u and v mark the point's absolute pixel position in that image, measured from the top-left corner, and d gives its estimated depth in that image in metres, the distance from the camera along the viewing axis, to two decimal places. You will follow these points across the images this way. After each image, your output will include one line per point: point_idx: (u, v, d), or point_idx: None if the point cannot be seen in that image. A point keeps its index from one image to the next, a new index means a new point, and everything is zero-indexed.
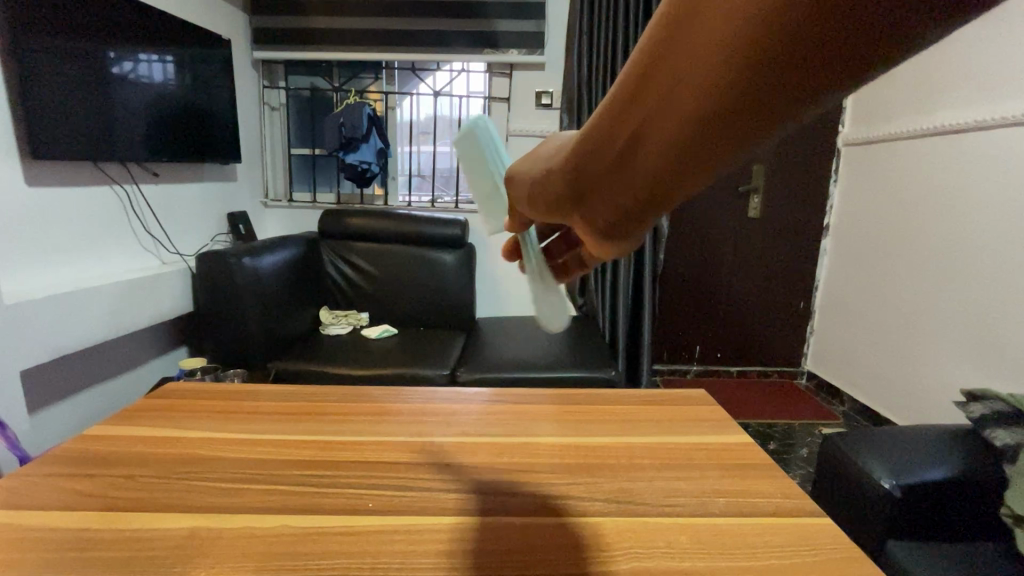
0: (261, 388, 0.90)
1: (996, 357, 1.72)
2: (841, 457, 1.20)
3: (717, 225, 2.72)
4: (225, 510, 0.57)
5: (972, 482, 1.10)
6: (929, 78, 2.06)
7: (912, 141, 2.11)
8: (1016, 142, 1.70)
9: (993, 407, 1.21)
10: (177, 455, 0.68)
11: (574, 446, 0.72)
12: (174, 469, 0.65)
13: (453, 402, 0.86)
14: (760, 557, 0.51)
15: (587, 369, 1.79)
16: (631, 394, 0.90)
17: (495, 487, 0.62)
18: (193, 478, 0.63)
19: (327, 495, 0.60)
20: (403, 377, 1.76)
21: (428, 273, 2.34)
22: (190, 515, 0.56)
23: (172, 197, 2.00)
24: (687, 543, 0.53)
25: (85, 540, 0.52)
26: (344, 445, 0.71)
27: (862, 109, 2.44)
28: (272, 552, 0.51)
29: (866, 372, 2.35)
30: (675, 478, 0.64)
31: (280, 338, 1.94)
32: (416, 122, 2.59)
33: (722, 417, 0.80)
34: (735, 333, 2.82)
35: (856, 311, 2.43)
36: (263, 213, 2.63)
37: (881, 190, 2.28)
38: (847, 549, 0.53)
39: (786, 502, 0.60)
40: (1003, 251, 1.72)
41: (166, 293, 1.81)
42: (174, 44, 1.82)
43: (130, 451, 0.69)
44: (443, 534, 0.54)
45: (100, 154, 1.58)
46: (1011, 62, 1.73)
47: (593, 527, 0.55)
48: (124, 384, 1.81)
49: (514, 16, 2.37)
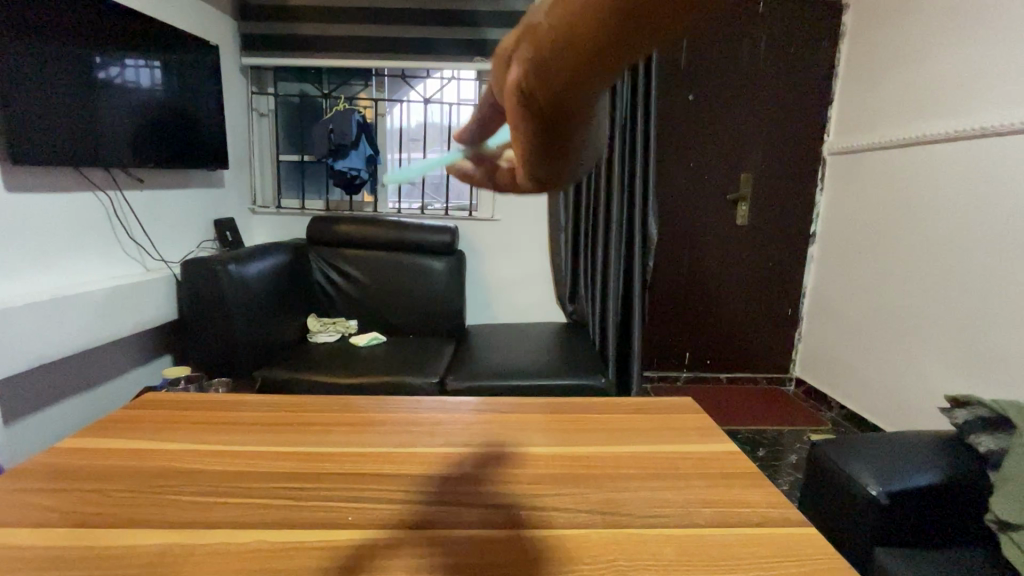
0: (243, 399, 0.88)
1: (979, 363, 1.76)
2: (828, 463, 1.20)
3: (706, 232, 2.72)
4: (198, 525, 0.56)
5: (957, 488, 1.11)
6: (910, 89, 2.11)
7: (895, 151, 2.16)
8: (994, 152, 1.75)
9: (977, 413, 1.22)
10: (151, 467, 0.66)
11: (560, 456, 0.71)
12: (147, 483, 0.63)
13: (439, 411, 0.85)
14: (744, 569, 0.50)
15: (576, 377, 1.78)
16: (619, 402, 0.90)
17: (477, 500, 0.61)
18: (169, 492, 0.61)
19: (304, 508, 0.59)
20: (393, 388, 1.74)
21: (418, 280, 2.32)
22: (162, 531, 0.55)
23: (157, 205, 1.97)
24: (671, 555, 0.52)
25: (51, 559, 0.50)
26: (325, 456, 0.70)
27: (848, 118, 2.48)
28: (247, 569, 0.50)
29: (853, 377, 2.37)
30: (660, 488, 0.64)
31: (267, 346, 1.92)
32: (406, 129, 2.60)
33: (710, 425, 0.80)
34: (725, 339, 2.82)
35: (843, 319, 2.45)
36: (250, 220, 2.60)
37: (866, 199, 2.32)
38: (839, 561, 0.52)
39: (770, 512, 0.60)
40: (983, 259, 1.76)
41: (149, 300, 1.78)
42: (162, 49, 1.81)
43: (100, 464, 0.67)
44: (423, 548, 0.53)
45: (82, 160, 1.55)
46: (988, 74, 1.79)
47: (576, 539, 0.54)
48: (105, 394, 1.78)
49: (504, 25, 2.38)
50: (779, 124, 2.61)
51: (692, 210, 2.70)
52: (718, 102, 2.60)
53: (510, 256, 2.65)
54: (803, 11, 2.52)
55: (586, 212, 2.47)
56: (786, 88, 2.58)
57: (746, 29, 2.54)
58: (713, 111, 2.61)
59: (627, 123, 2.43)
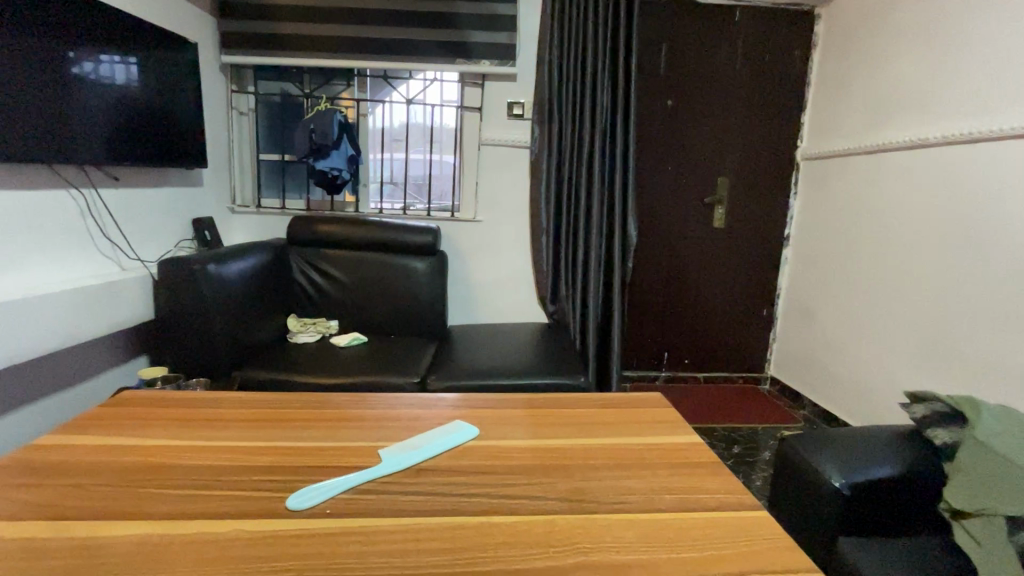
0: (235, 400, 0.95)
1: (936, 361, 1.86)
2: (795, 458, 1.25)
3: (684, 235, 2.78)
4: (205, 517, 0.62)
5: (915, 481, 1.17)
6: (877, 98, 2.19)
7: (864, 158, 2.25)
8: (953, 161, 1.83)
9: (934, 408, 1.27)
10: (153, 463, 0.72)
11: (538, 449, 0.80)
12: (154, 480, 0.69)
13: (426, 410, 0.92)
14: (695, 548, 0.59)
15: (556, 377, 1.81)
16: (593, 400, 1.00)
17: (457, 489, 0.69)
18: (170, 487, 0.67)
19: (297, 497, 0.66)
20: (374, 385, 1.75)
21: (400, 281, 2.33)
22: (168, 522, 0.61)
23: (133, 202, 1.94)
24: (631, 537, 0.61)
25: (70, 548, 0.56)
26: (313, 451, 0.77)
27: (819, 125, 2.57)
28: (255, 555, 0.56)
29: (823, 375, 2.48)
30: (624, 477, 0.73)
31: (247, 346, 1.92)
32: (388, 130, 2.60)
33: (674, 420, 0.91)
34: (703, 340, 2.88)
35: (815, 319, 2.54)
36: (229, 220, 2.57)
37: (837, 203, 2.41)
38: (772, 541, 0.61)
39: (724, 497, 0.69)
40: (942, 263, 1.85)
41: (126, 299, 1.76)
42: (138, 45, 1.79)
43: (106, 462, 0.73)
44: (410, 533, 0.60)
45: (57, 158, 1.53)
46: (943, 87, 1.89)
47: (546, 523, 0.63)
48: (79, 393, 1.74)
49: (487, 28, 2.40)
50: (754, 129, 2.68)
51: (669, 212, 2.75)
52: (695, 107, 2.66)
53: (492, 257, 2.67)
54: (778, 21, 2.60)
55: (567, 213, 2.52)
56: (760, 95, 2.66)
57: (723, 37, 2.61)
58: (691, 115, 2.67)
59: (607, 126, 2.48)
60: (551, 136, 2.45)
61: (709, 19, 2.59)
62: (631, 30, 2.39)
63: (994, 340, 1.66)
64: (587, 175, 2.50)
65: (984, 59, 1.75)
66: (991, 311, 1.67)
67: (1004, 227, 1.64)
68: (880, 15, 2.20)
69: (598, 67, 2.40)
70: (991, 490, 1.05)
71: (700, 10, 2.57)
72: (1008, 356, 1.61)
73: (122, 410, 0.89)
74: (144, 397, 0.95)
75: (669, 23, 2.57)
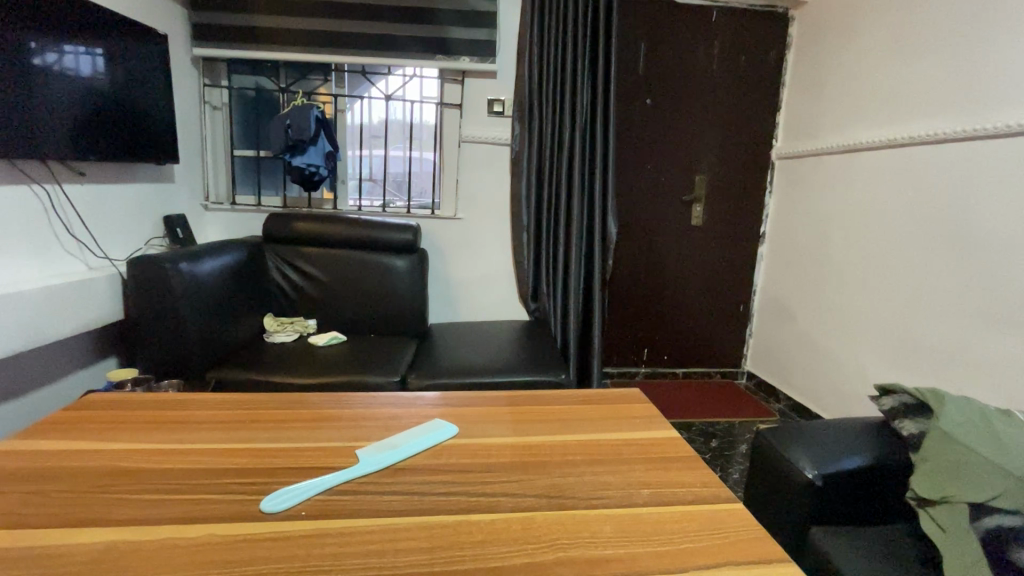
0: (210, 400, 0.93)
1: (906, 357, 1.92)
2: (770, 450, 1.28)
3: (663, 232, 2.80)
4: (175, 521, 0.61)
5: (881, 470, 1.21)
6: (851, 97, 2.24)
7: (838, 157, 2.30)
8: (926, 160, 1.88)
9: (902, 400, 1.30)
10: (124, 468, 0.71)
11: (516, 446, 0.80)
12: (124, 483, 0.68)
13: (405, 407, 0.93)
14: (674, 542, 0.60)
15: (537, 374, 1.82)
16: (571, 395, 1.01)
17: (435, 489, 0.69)
18: (140, 492, 0.66)
19: (264, 501, 0.65)
20: (353, 385, 1.73)
21: (379, 279, 2.30)
22: (138, 527, 0.60)
23: (100, 199, 1.88)
24: (609, 532, 0.61)
25: (37, 555, 0.55)
26: (289, 451, 0.76)
27: (794, 124, 2.63)
28: (229, 560, 0.55)
29: (798, 370, 2.54)
30: (602, 471, 0.74)
31: (222, 346, 1.87)
32: (368, 126, 2.57)
33: (649, 415, 0.93)
34: (681, 335, 2.92)
35: (791, 315, 2.60)
36: (203, 216, 2.51)
37: (811, 201, 2.46)
38: (744, 532, 0.63)
39: (703, 490, 0.71)
40: (913, 259, 1.90)
41: (95, 299, 1.71)
42: (104, 36, 1.72)
43: (74, 466, 0.71)
44: (387, 534, 0.60)
45: (16, 152, 1.46)
46: (918, 88, 1.93)
47: (525, 520, 0.63)
48: (39, 398, 1.65)
49: (467, 24, 2.38)
50: (732, 126, 2.72)
51: (649, 210, 2.77)
52: (673, 105, 2.69)
53: (473, 255, 2.66)
54: (753, 22, 2.64)
55: (547, 211, 2.53)
56: (737, 94, 2.69)
57: (701, 37, 2.64)
58: (671, 115, 2.69)
59: (588, 125, 2.50)
60: (530, 134, 2.47)
61: (687, 21, 2.61)
62: (610, 28, 2.40)
63: (963, 337, 1.72)
64: (568, 173, 2.51)
65: (964, 58, 1.77)
66: (971, 312, 1.70)
67: (977, 228, 1.69)
68: (856, 16, 2.24)
69: (578, 64, 2.41)
70: (955, 478, 1.08)
71: (678, 10, 2.60)
72: (979, 353, 1.66)
73: (91, 413, 0.87)
74: (117, 398, 0.94)
75: (648, 22, 2.59)
